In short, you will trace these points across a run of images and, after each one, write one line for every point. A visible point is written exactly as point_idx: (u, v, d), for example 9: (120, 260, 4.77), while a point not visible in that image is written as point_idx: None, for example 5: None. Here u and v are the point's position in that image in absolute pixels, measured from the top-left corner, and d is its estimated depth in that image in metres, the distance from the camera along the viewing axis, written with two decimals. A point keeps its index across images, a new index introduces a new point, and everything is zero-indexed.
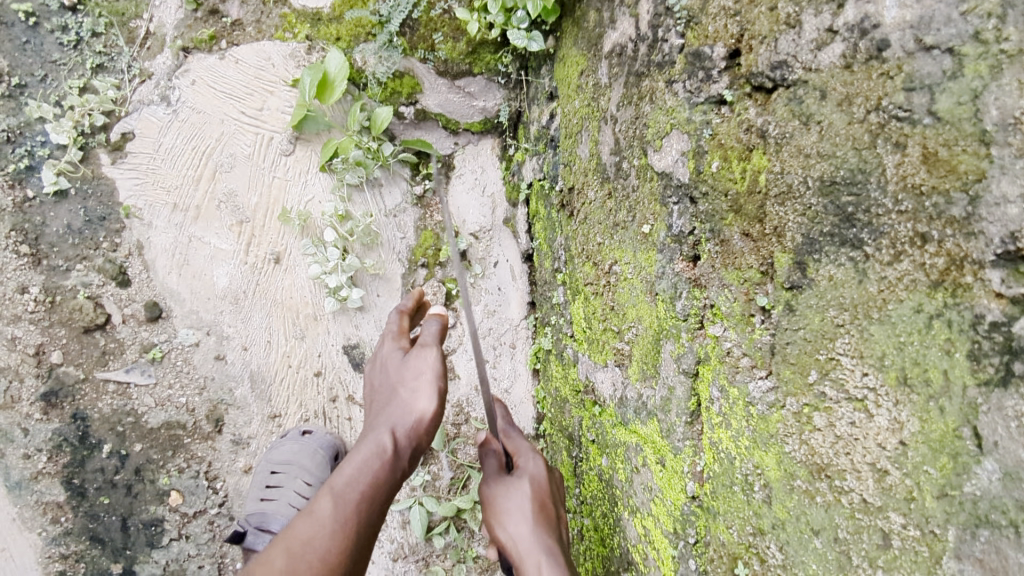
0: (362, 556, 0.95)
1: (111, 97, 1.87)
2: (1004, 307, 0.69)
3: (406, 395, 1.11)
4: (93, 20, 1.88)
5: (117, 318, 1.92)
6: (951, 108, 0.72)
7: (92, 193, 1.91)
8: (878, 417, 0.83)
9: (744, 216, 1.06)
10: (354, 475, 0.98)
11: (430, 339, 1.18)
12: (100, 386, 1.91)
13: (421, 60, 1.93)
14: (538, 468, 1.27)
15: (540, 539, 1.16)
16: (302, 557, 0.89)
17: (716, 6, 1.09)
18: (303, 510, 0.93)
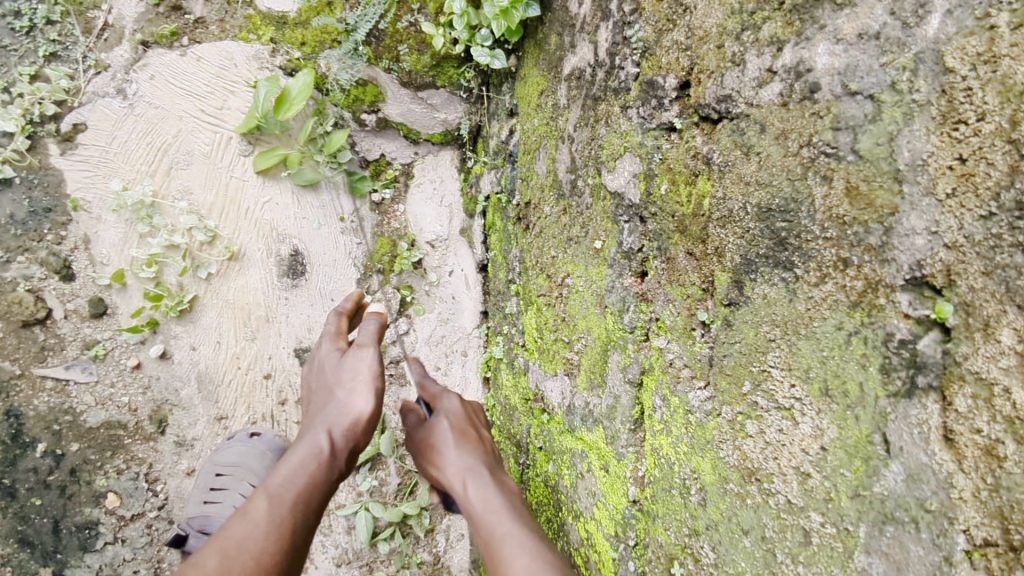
0: (297, 557, 0.97)
1: (64, 87, 1.83)
2: (911, 326, 0.76)
3: (343, 395, 1.13)
4: (47, 8, 1.82)
5: (58, 313, 1.87)
6: (871, 148, 0.79)
7: (38, 183, 1.86)
8: (803, 424, 0.91)
9: (689, 236, 1.15)
10: (290, 476, 1.01)
11: (369, 339, 1.21)
12: (37, 382, 1.84)
13: (385, 69, 1.97)
14: (454, 403, 1.28)
15: (463, 458, 1.16)
16: (236, 557, 0.90)
17: (669, 40, 1.17)
18: (237, 511, 0.96)
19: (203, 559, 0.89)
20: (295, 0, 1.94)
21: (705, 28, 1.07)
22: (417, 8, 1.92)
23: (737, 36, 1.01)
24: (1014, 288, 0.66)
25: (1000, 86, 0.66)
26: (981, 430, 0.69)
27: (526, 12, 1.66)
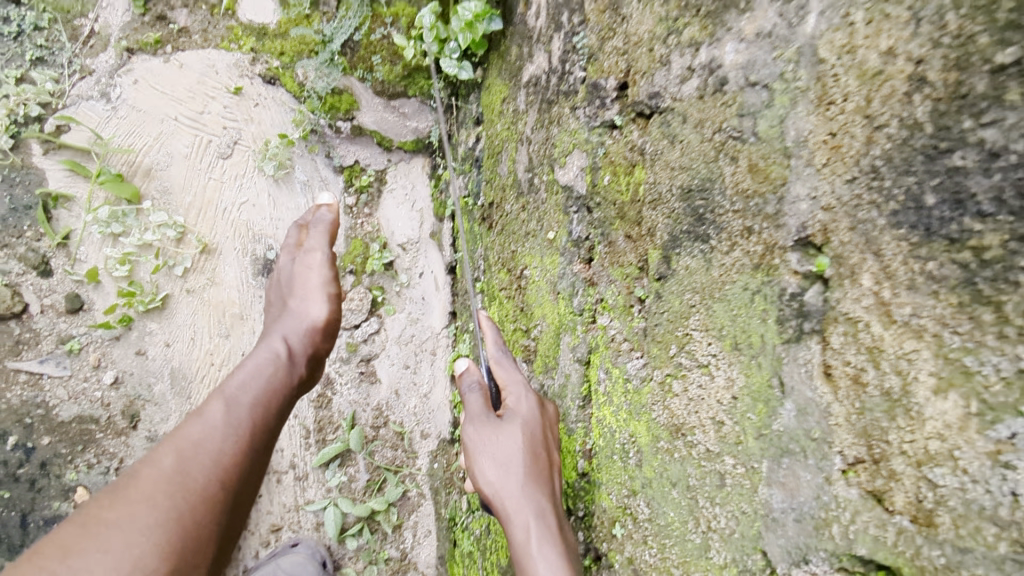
0: (255, 458, 1.10)
1: (49, 90, 1.95)
2: (799, 281, 0.88)
3: (298, 303, 1.42)
4: (36, 15, 1.97)
5: (35, 307, 1.98)
6: (767, 130, 0.92)
7: (20, 181, 1.97)
8: (718, 377, 1.02)
9: (627, 221, 1.28)
10: (246, 381, 1.18)
11: (320, 245, 1.53)
12: (11, 375, 1.95)
13: (359, 79, 2.10)
14: (530, 410, 1.33)
15: (530, 496, 1.21)
16: (193, 457, 1.02)
17: (610, 46, 1.30)
18: (194, 414, 1.09)
19: (160, 458, 1.00)
20: (276, 13, 2.06)
21: (638, 35, 1.21)
22: (390, 22, 2.04)
23: (664, 40, 1.14)
24: (871, 239, 0.78)
25: (859, 71, 0.78)
26: (850, 361, 0.81)
27: (489, 25, 1.80)
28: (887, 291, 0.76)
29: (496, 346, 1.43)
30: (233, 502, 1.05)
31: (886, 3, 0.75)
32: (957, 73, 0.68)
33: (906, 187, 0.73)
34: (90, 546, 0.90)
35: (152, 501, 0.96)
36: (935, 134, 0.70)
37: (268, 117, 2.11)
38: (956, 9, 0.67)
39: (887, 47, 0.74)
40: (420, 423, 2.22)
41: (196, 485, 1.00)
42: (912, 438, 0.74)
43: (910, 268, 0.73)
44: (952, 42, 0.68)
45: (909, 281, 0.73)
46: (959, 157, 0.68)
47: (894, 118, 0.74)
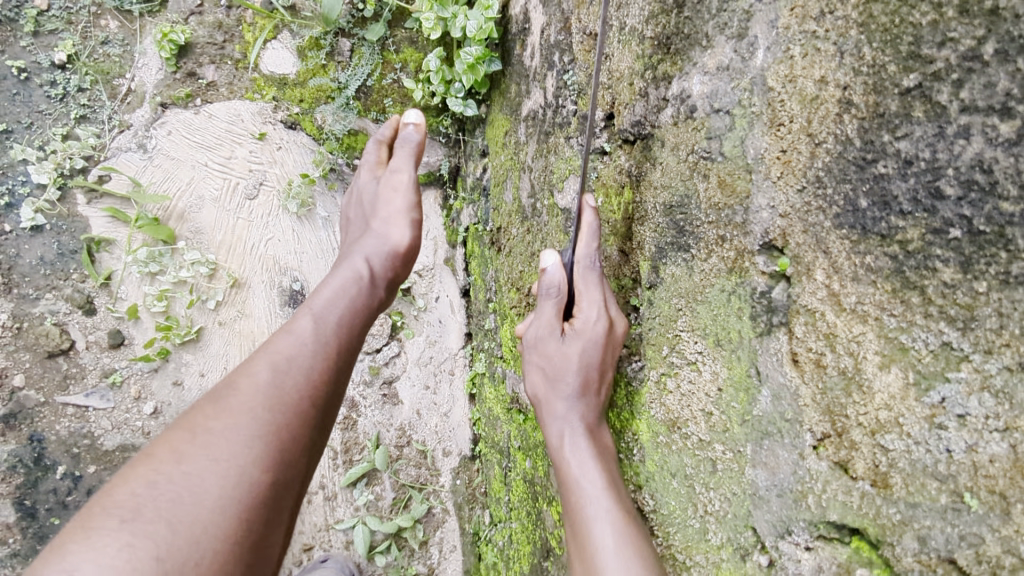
0: (336, 376, 1.21)
1: (92, 144, 2.14)
2: (767, 280, 1.00)
3: (379, 226, 1.51)
4: (79, 77, 2.13)
5: (81, 344, 2.14)
6: (731, 150, 1.05)
7: (67, 229, 2.14)
8: (705, 371, 1.14)
9: (620, 236, 1.40)
10: (331, 302, 1.29)
11: (404, 165, 1.60)
12: (59, 409, 2.10)
13: (373, 120, 2.28)
14: (599, 332, 1.28)
15: (573, 408, 1.29)
16: (287, 370, 1.14)
17: (597, 81, 1.45)
18: (285, 330, 1.20)
19: (259, 370, 1.11)
20: (294, 65, 2.24)
21: (620, 71, 1.36)
22: (399, 67, 2.25)
23: (642, 75, 1.28)
24: (821, 240, 0.90)
25: (800, 96, 0.91)
26: (811, 347, 0.92)
27: (489, 66, 1.98)
28: (836, 283, 0.87)
29: (585, 251, 1.32)
30: (322, 414, 1.16)
31: (817, 39, 0.88)
32: (876, 95, 0.81)
33: (844, 193, 0.85)
34: (200, 449, 1.01)
35: (252, 411, 1.07)
36: (862, 147, 0.83)
37: (291, 159, 2.29)
38: (870, 43, 0.81)
39: (819, 76, 0.88)
40: (442, 440, 2.35)
41: (290, 399, 1.11)
42: (866, 410, 0.85)
43: (852, 261, 0.85)
44: (869, 70, 0.81)
45: (852, 272, 0.85)
46: (882, 165, 0.81)
47: (830, 135, 0.87)
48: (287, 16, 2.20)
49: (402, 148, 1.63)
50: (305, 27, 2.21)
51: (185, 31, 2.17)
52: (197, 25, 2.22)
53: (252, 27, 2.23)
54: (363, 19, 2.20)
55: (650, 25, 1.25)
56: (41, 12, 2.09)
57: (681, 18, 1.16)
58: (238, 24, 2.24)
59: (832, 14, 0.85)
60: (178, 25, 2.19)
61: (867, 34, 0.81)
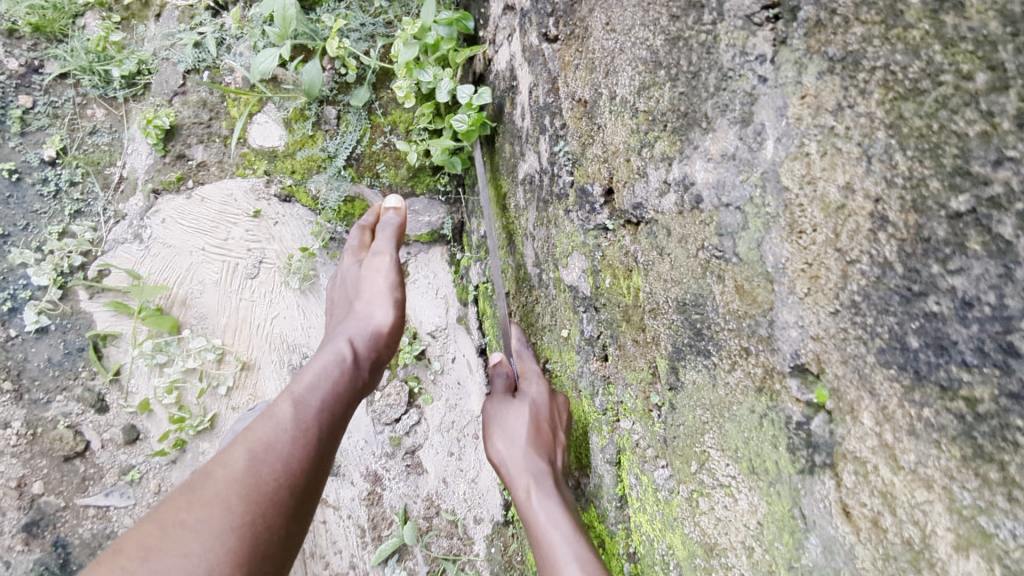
0: (319, 465, 1.10)
1: (89, 239, 2.02)
2: (803, 409, 0.84)
3: (364, 307, 1.39)
4: (70, 171, 2.04)
5: (96, 444, 2.00)
6: (747, 251, 0.90)
7: (71, 327, 2.02)
8: (741, 500, 0.98)
9: (633, 325, 1.26)
10: (312, 385, 1.17)
11: (386, 248, 1.50)
12: (81, 511, 1.96)
13: (368, 185, 2.12)
14: (543, 393, 1.46)
15: (531, 462, 1.37)
16: (264, 459, 1.03)
17: (591, 153, 1.30)
18: (264, 415, 1.09)
19: (234, 459, 1.01)
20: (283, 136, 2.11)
21: (615, 144, 1.21)
22: (389, 130, 2.10)
23: (638, 152, 1.13)
24: (864, 376, 0.74)
25: (822, 203, 0.75)
26: (865, 504, 0.76)
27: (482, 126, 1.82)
28: (888, 433, 0.71)
29: (517, 341, 1.50)
30: (302, 506, 1.05)
31: (836, 137, 0.72)
32: (916, 214, 0.65)
33: (888, 326, 0.70)
34: (170, 546, 0.90)
35: (226, 502, 0.96)
36: (906, 275, 0.67)
37: (289, 233, 2.14)
38: (903, 150, 0.65)
39: (846, 181, 0.72)
40: (473, 508, 2.11)
41: (268, 489, 1.00)
42: None
43: (907, 412, 0.69)
44: (905, 184, 0.65)
45: (909, 425, 0.69)
46: (934, 301, 0.65)
47: (864, 254, 0.71)
48: (266, 90, 2.08)
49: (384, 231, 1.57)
50: (287, 99, 2.09)
51: (169, 113, 2.06)
52: (182, 105, 2.10)
53: (237, 101, 2.11)
54: (346, 85, 2.08)
55: (642, 96, 1.10)
56: (27, 110, 2.02)
57: (676, 93, 1.01)
58: (223, 99, 2.11)
59: (851, 109, 0.70)
60: (162, 108, 2.08)
61: (897, 138, 0.66)
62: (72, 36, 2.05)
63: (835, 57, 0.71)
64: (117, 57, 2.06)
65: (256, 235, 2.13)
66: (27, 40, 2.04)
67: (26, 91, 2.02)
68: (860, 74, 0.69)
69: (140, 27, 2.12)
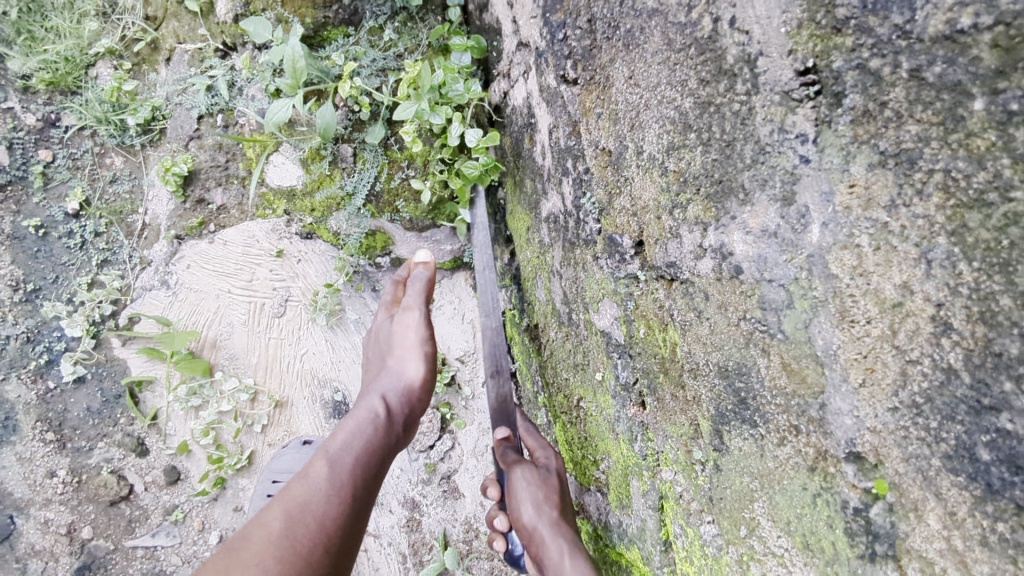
0: (356, 522, 1.06)
1: (118, 287, 1.94)
2: (860, 495, 0.82)
3: (395, 364, 1.36)
4: (94, 222, 1.95)
5: (139, 487, 2.00)
6: (793, 330, 0.87)
7: (107, 375, 1.98)
8: (795, 572, 0.95)
9: (671, 378, 1.21)
10: (347, 443, 1.14)
11: (415, 301, 1.46)
12: (129, 552, 2.00)
13: (389, 219, 1.96)
14: (557, 465, 1.46)
15: (562, 530, 1.32)
16: (300, 519, 0.99)
17: (618, 204, 1.26)
18: (299, 474, 1.06)
19: (270, 520, 0.97)
20: (301, 175, 1.90)
21: (644, 199, 1.17)
22: (407, 163, 1.91)
23: (670, 211, 1.10)
24: (929, 478, 0.74)
25: (875, 297, 0.75)
26: None
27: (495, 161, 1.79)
28: (957, 539, 0.71)
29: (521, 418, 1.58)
30: (337, 567, 1.01)
31: (891, 234, 0.73)
32: (984, 326, 0.66)
33: (955, 434, 0.70)
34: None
35: (263, 563, 0.93)
36: (974, 385, 0.68)
37: (313, 270, 2.02)
38: (969, 260, 0.67)
39: (903, 280, 0.72)
40: None
41: (305, 549, 0.97)
42: None
43: (979, 522, 0.69)
44: (972, 294, 0.67)
45: (981, 536, 0.69)
46: (1006, 418, 0.66)
47: (926, 356, 0.71)
48: (279, 133, 1.85)
49: (411, 286, 1.51)
50: (302, 140, 1.87)
51: (187, 159, 1.90)
52: (198, 149, 1.93)
53: (252, 144, 1.90)
54: (360, 122, 1.88)
55: (672, 156, 1.06)
56: (48, 164, 1.92)
57: (708, 159, 0.97)
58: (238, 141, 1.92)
59: (908, 208, 0.71)
60: (179, 154, 1.92)
61: (961, 246, 0.67)
62: (87, 88, 1.92)
63: (887, 151, 0.73)
64: (131, 105, 1.92)
65: (281, 274, 2.02)
66: (42, 95, 1.92)
67: (45, 145, 1.92)
68: (916, 174, 0.70)
69: (152, 73, 1.94)
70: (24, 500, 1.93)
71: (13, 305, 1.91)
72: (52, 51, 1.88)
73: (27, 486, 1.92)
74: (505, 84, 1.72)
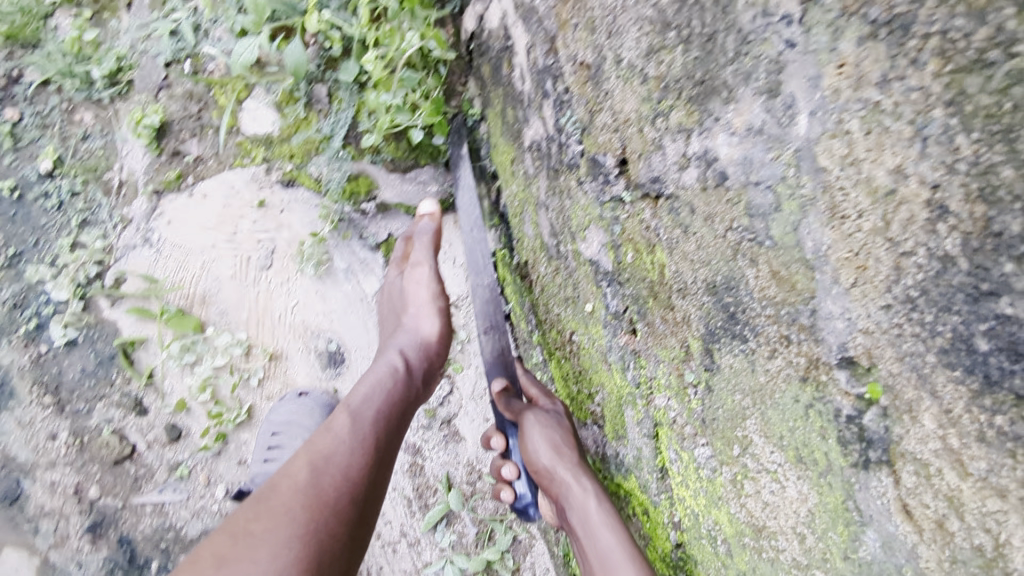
0: (379, 475, 1.05)
1: (100, 248, 1.89)
2: (854, 402, 0.79)
3: (411, 321, 1.34)
4: (70, 181, 1.87)
5: (142, 445, 1.97)
6: (782, 235, 0.82)
7: (99, 337, 1.93)
8: (789, 487, 0.92)
9: (660, 302, 1.15)
10: (367, 398, 1.12)
11: (423, 258, 1.42)
12: (138, 510, 1.98)
13: (370, 161, 1.87)
14: (562, 407, 1.48)
15: (567, 455, 1.34)
16: (325, 469, 0.98)
17: (599, 121, 1.19)
18: (322, 428, 1.05)
19: (296, 470, 0.96)
20: (276, 120, 1.83)
21: (625, 112, 1.09)
22: None
23: (652, 122, 1.03)
24: (924, 376, 0.70)
25: (867, 188, 0.70)
26: (928, 505, 0.72)
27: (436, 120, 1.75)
28: (954, 438, 0.68)
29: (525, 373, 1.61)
30: (363, 520, 0.99)
31: (883, 114, 0.68)
32: (983, 205, 0.61)
33: (952, 325, 0.66)
34: (242, 555, 0.85)
35: (290, 512, 0.91)
36: (971, 272, 0.64)
37: (297, 220, 1.92)
38: (968, 133, 0.61)
39: (896, 164, 0.67)
40: None
41: (331, 498, 0.95)
42: None
43: (976, 418, 0.66)
44: (971, 169, 0.62)
45: (979, 432, 0.66)
46: (1007, 303, 0.61)
47: (921, 247, 0.67)
48: (250, 76, 1.80)
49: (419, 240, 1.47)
50: (273, 82, 1.81)
51: (158, 110, 1.83)
52: (168, 99, 1.84)
53: (224, 90, 1.83)
54: (333, 60, 1.78)
55: (651, 61, 0.99)
56: (15, 124, 1.84)
57: (689, 58, 0.90)
58: (209, 88, 1.84)
59: (902, 81, 0.65)
60: (149, 105, 1.84)
61: (960, 117, 0.62)
62: (47, 40, 1.83)
63: (878, 20, 0.65)
64: (94, 56, 1.83)
65: (267, 226, 1.92)
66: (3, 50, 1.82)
67: (12, 104, 1.84)
68: (911, 41, 0.64)
69: (113, 20, 1.85)
70: (28, 464, 1.94)
71: None
72: (9, 2, 1.80)
73: (30, 449, 1.93)
74: (480, 7, 1.62)
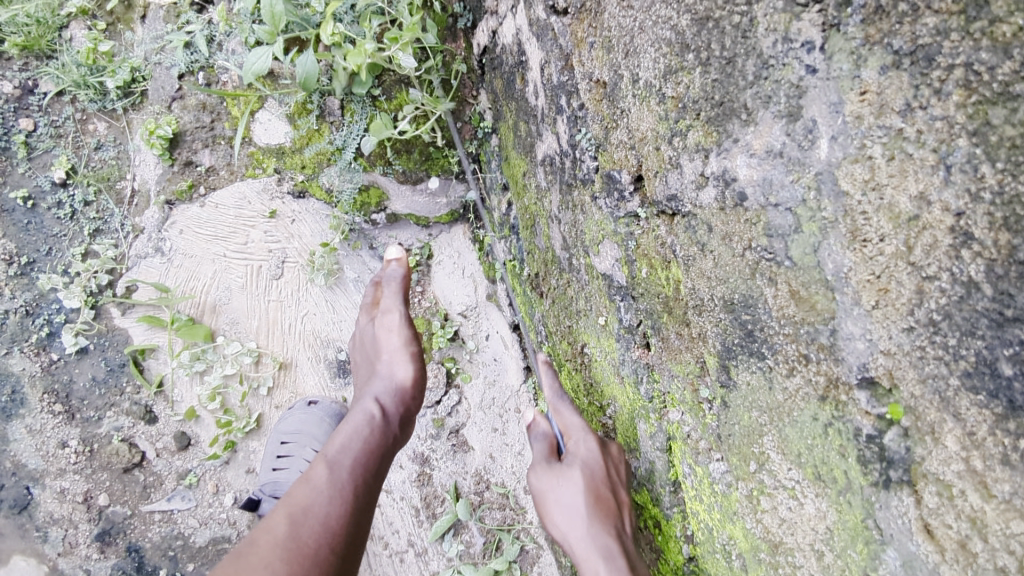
0: (361, 521, 1.04)
1: (112, 256, 1.89)
2: (874, 422, 0.80)
3: (385, 366, 1.33)
4: (83, 191, 1.88)
5: (152, 453, 1.98)
6: (801, 256, 0.83)
7: (110, 344, 1.95)
8: (807, 504, 0.92)
9: (675, 318, 1.16)
10: (345, 445, 1.12)
11: (394, 303, 1.43)
12: (147, 517, 1.99)
13: (382, 172, 1.86)
14: (591, 452, 1.34)
15: (593, 535, 1.25)
16: (304, 522, 0.97)
17: (615, 137, 1.20)
18: (300, 479, 1.04)
19: (273, 525, 0.95)
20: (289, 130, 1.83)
21: (641, 130, 1.11)
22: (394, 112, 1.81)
23: (670, 141, 1.04)
24: (947, 398, 0.71)
25: (889, 212, 0.72)
26: (950, 525, 0.73)
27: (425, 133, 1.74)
28: (977, 460, 0.69)
29: (552, 392, 1.45)
30: (345, 569, 0.99)
31: (905, 141, 0.69)
32: (1007, 233, 0.62)
33: (976, 349, 0.67)
34: None
35: (269, 567, 0.91)
36: (996, 298, 0.64)
37: (308, 230, 1.94)
38: (992, 162, 0.62)
39: (919, 190, 0.68)
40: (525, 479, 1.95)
41: (311, 551, 0.95)
42: None
43: (1000, 441, 0.66)
44: (995, 199, 0.63)
45: (1002, 455, 0.66)
46: None
47: (944, 271, 0.68)
48: (263, 87, 1.79)
49: (387, 286, 1.47)
50: (287, 94, 1.81)
51: (171, 121, 1.84)
52: (181, 110, 1.85)
53: (236, 101, 1.83)
54: None
55: (669, 81, 1.00)
56: (29, 134, 1.85)
57: (708, 80, 0.91)
58: (223, 99, 1.85)
59: (925, 110, 0.67)
60: (162, 116, 1.85)
61: (984, 147, 0.63)
62: (61, 51, 1.83)
63: (902, 50, 0.67)
64: (110, 67, 1.83)
65: (276, 236, 1.94)
66: (16, 60, 1.83)
67: (26, 114, 1.84)
68: (935, 72, 0.65)
69: (127, 32, 1.84)
70: (39, 471, 1.94)
71: (8, 279, 1.87)
72: (23, 14, 1.77)
73: (40, 457, 1.94)
74: (493, 22, 1.64)
